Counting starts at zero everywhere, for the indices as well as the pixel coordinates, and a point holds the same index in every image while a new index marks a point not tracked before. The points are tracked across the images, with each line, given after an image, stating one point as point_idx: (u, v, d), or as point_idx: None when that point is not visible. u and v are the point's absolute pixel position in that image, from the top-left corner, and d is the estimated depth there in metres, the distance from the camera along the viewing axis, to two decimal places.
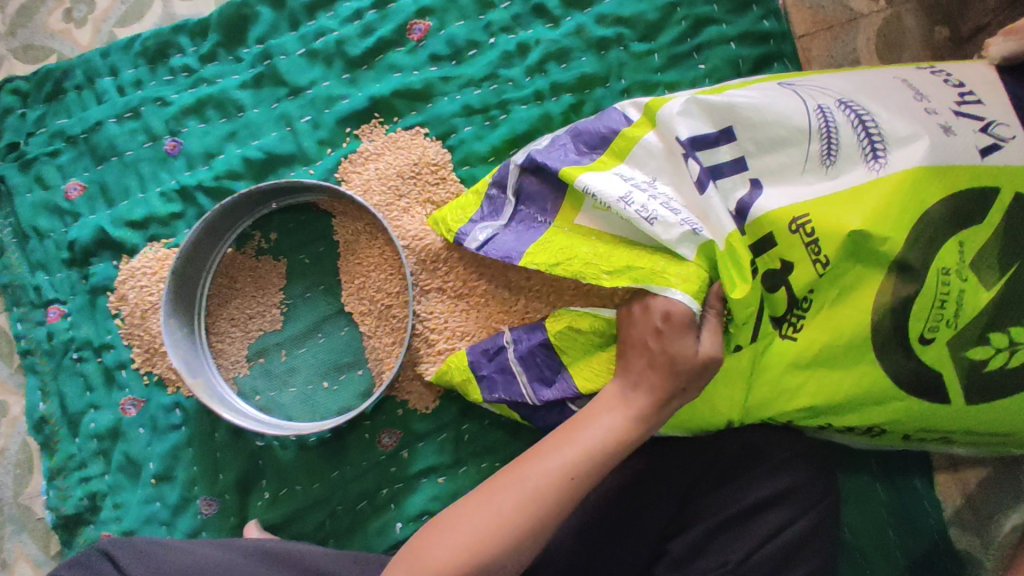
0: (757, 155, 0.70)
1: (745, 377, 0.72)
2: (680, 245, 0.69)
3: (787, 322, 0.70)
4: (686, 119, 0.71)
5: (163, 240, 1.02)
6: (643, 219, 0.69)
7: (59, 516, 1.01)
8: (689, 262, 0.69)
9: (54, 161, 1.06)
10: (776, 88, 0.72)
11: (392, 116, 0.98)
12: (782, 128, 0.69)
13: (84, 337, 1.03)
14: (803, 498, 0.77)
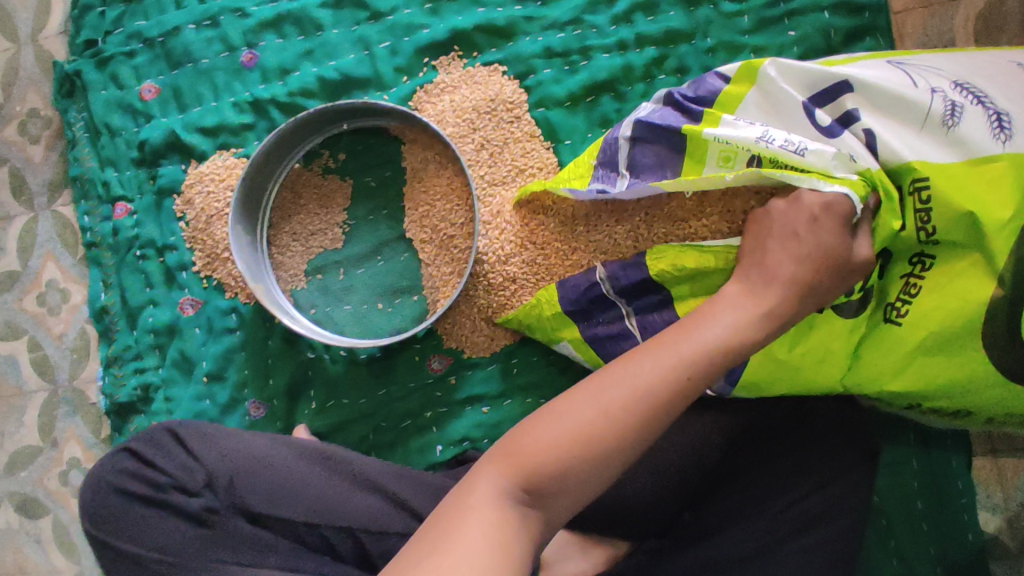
0: (871, 113, 0.70)
1: (846, 356, 0.74)
2: (837, 166, 0.69)
3: (891, 306, 0.72)
4: (794, 80, 0.74)
5: (233, 149, 1.03)
6: (791, 149, 0.70)
7: (113, 402, 1.06)
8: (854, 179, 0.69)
9: (130, 61, 1.06)
10: (885, 65, 0.72)
11: (471, 50, 0.98)
12: (896, 93, 0.69)
13: (149, 236, 1.05)
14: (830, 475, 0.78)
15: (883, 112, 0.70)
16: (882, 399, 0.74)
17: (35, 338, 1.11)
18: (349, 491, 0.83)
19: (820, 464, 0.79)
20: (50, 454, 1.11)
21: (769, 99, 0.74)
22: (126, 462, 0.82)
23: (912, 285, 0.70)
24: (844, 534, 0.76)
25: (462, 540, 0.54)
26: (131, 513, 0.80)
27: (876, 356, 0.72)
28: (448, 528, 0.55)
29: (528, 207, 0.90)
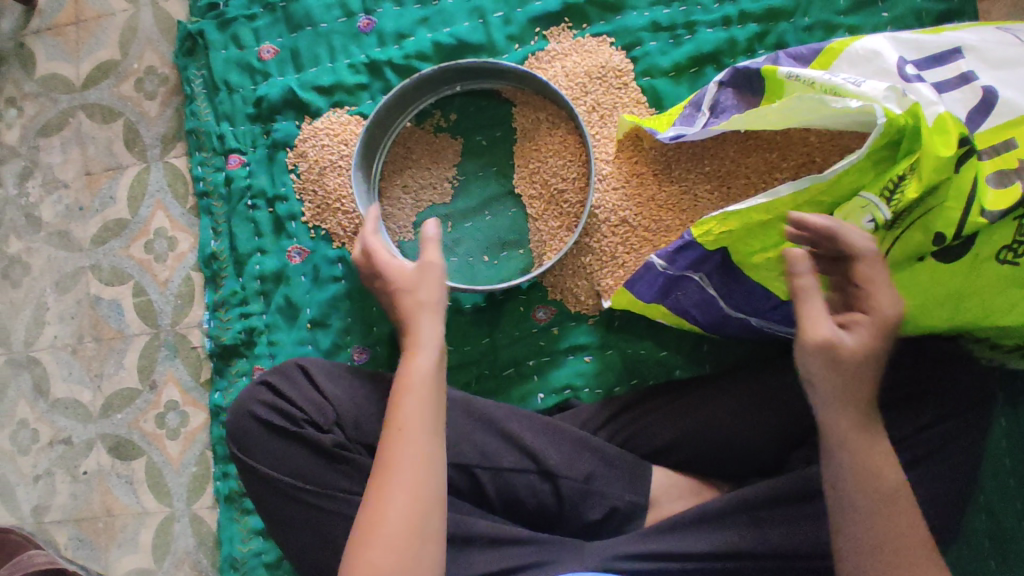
0: (988, 70, 0.70)
1: (952, 293, 0.73)
2: (884, 98, 0.68)
3: (1010, 248, 0.69)
4: (902, 42, 0.74)
5: (347, 107, 1.08)
6: (848, 82, 0.71)
7: (217, 345, 1.10)
8: (895, 115, 0.67)
9: (250, 23, 1.13)
10: (997, 31, 0.73)
11: (581, 23, 1.03)
12: (1015, 51, 0.69)
13: (260, 186, 1.10)
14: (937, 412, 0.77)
15: (1000, 68, 0.70)
16: (985, 332, 0.76)
17: (140, 284, 1.16)
18: (465, 427, 0.87)
19: (917, 404, 0.78)
20: (147, 397, 1.15)
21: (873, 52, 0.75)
22: (260, 393, 0.82)
23: None
24: (948, 468, 0.76)
25: (414, 457, 0.73)
26: (265, 441, 0.81)
27: (984, 296, 0.72)
28: (408, 445, 0.74)
29: (642, 162, 0.94)
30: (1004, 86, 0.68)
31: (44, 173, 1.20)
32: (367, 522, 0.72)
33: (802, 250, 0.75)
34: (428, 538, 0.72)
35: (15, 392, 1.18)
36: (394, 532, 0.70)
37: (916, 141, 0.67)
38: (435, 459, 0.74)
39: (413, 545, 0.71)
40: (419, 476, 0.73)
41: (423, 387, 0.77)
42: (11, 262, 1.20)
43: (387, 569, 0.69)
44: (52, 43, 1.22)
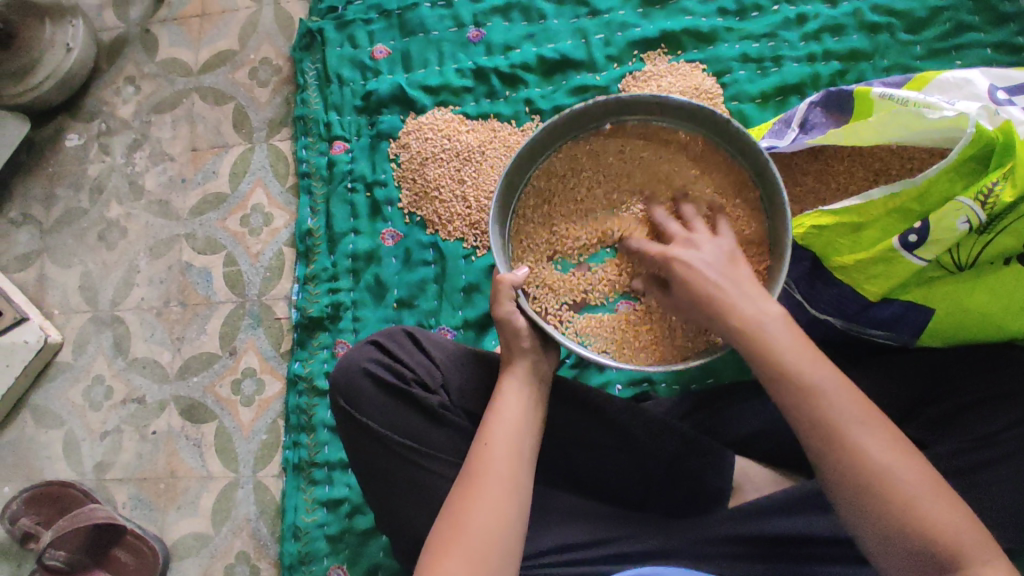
0: None
1: None
2: (978, 116, 0.71)
3: None
4: (994, 74, 0.79)
5: (451, 107, 1.17)
6: (943, 102, 0.75)
7: (304, 316, 1.14)
8: (988, 131, 0.70)
9: (367, 26, 1.23)
10: None
11: (676, 49, 1.11)
12: None
13: (361, 171, 1.17)
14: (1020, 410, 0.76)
15: None
16: None
17: (232, 255, 1.22)
18: (562, 404, 0.89)
19: (997, 407, 0.77)
20: (226, 362, 1.18)
21: (962, 82, 0.79)
22: (372, 353, 0.89)
23: None
24: None
25: (501, 436, 0.77)
26: (376, 397, 0.87)
27: None
28: (494, 460, 0.75)
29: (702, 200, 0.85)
30: None
31: (151, 146, 1.28)
32: (447, 526, 0.72)
33: (895, 254, 0.76)
34: (502, 549, 0.71)
35: (95, 348, 1.22)
36: (493, 488, 0.73)
37: (1009, 148, 0.69)
38: (518, 473, 0.75)
39: (491, 554, 0.70)
40: (502, 488, 0.74)
41: (509, 412, 0.78)
42: (109, 225, 1.26)
43: (488, 523, 0.71)
44: (175, 31, 1.32)
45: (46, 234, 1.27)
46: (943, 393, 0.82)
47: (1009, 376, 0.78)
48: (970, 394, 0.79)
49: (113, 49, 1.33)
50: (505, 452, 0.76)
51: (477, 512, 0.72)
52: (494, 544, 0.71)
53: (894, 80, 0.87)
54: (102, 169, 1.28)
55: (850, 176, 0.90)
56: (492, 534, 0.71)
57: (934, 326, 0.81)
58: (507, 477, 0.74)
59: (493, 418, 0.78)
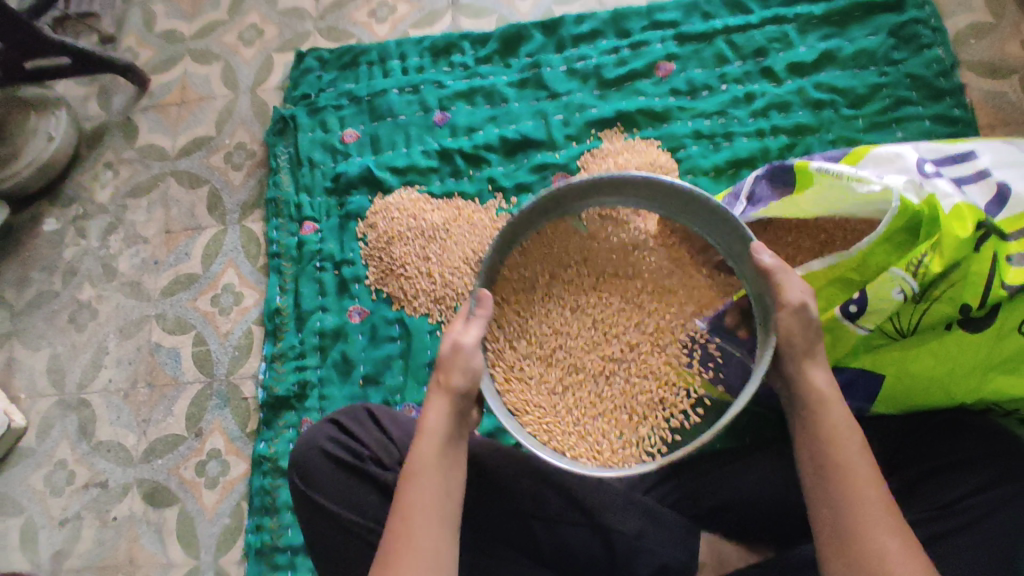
0: (1000, 169, 0.76)
1: (985, 366, 0.75)
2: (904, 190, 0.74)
3: None
4: (919, 145, 0.82)
5: (417, 187, 1.21)
6: (870, 176, 0.77)
7: (271, 395, 1.14)
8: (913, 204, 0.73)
9: (338, 112, 1.28)
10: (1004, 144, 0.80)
11: (632, 128, 1.16)
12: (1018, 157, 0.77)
13: (329, 250, 1.20)
14: (985, 474, 0.74)
15: (1006, 168, 0.76)
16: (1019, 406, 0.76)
17: (202, 334, 1.22)
18: (523, 477, 0.87)
19: (955, 474, 0.75)
20: (191, 444, 1.17)
21: (890, 153, 0.82)
22: (331, 431, 0.89)
23: None
24: (993, 539, 0.71)
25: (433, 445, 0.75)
26: (333, 476, 0.86)
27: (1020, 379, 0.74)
28: (412, 533, 0.71)
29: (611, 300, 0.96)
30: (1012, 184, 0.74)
31: (125, 229, 1.31)
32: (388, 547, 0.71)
33: (838, 323, 0.77)
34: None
35: (59, 432, 1.21)
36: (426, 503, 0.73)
37: (933, 221, 0.72)
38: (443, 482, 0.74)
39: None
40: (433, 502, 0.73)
41: (427, 475, 0.73)
42: (80, 307, 1.27)
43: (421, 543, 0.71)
44: (155, 119, 1.37)
45: (18, 316, 1.28)
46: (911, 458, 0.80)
47: (971, 442, 0.76)
48: (938, 459, 0.77)
49: (95, 136, 1.38)
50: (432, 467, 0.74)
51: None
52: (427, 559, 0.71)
53: (831, 155, 0.91)
54: (76, 252, 1.31)
55: (797, 247, 0.92)
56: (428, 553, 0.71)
57: (887, 393, 0.80)
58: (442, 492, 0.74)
59: (412, 471, 0.74)
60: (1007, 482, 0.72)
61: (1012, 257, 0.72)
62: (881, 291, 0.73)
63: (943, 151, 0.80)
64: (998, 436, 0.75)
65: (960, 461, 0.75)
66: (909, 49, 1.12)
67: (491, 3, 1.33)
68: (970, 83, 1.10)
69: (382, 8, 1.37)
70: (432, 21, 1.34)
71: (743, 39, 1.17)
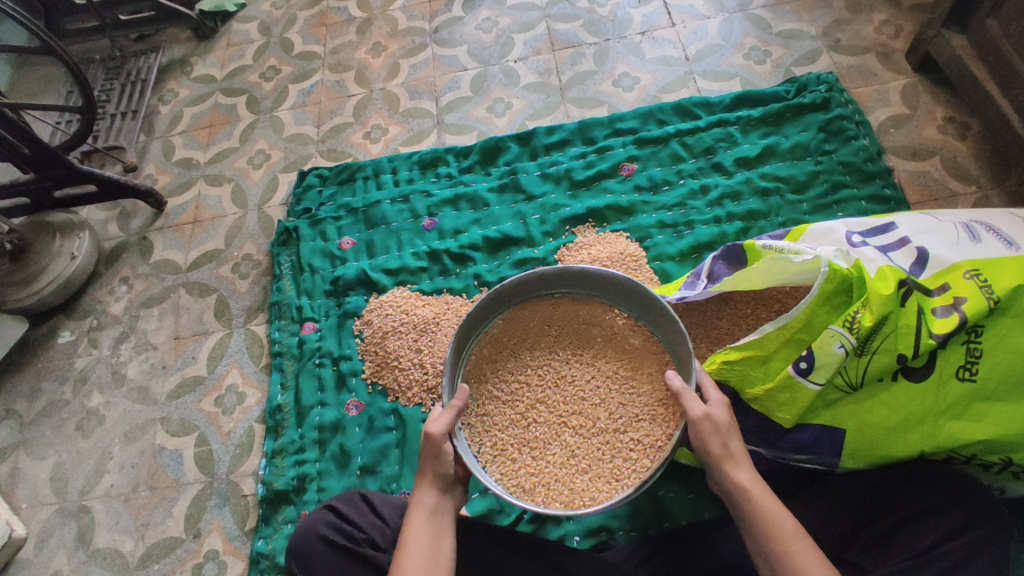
0: (918, 236, 0.86)
1: (936, 412, 0.80)
2: (834, 257, 0.83)
3: (963, 367, 0.79)
4: (846, 223, 0.92)
5: (409, 285, 1.31)
6: (805, 247, 0.87)
7: (269, 490, 1.16)
8: (843, 267, 0.82)
9: (336, 222, 1.41)
10: (920, 216, 0.90)
11: (602, 222, 1.28)
12: (933, 225, 0.87)
13: (328, 347, 1.27)
14: (959, 517, 0.76)
15: (924, 235, 0.86)
16: (976, 453, 0.80)
17: (204, 434, 1.27)
18: (519, 558, 0.89)
19: (927, 522, 0.78)
20: (189, 546, 1.18)
21: (823, 229, 0.92)
22: (326, 517, 0.91)
23: (975, 349, 0.78)
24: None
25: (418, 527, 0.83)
26: (330, 562, 0.88)
27: (972, 422, 0.79)
28: None
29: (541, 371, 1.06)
30: (930, 248, 0.84)
31: (137, 337, 1.39)
32: None
33: (793, 381, 0.83)
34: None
35: (57, 541, 1.22)
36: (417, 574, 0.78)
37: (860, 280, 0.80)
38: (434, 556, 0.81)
39: None
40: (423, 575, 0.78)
41: (417, 542, 0.81)
42: (88, 414, 1.32)
43: None
44: (170, 237, 1.50)
45: (27, 426, 1.33)
46: (888, 510, 0.82)
47: (940, 489, 0.79)
48: (909, 509, 0.80)
49: (113, 254, 1.50)
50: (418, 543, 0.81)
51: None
52: None
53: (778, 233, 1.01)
54: (88, 361, 1.38)
55: (757, 318, 1.00)
56: None
57: (852, 447, 0.84)
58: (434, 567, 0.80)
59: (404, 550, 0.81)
60: (978, 523, 0.75)
61: (938, 308, 0.79)
62: (828, 346, 0.80)
63: (868, 227, 0.91)
64: (961, 483, 0.79)
65: (930, 506, 0.79)
66: (839, 141, 1.26)
67: (471, 122, 1.50)
68: (896, 165, 1.25)
69: (375, 130, 1.54)
70: (420, 140, 1.50)
71: (694, 141, 1.31)
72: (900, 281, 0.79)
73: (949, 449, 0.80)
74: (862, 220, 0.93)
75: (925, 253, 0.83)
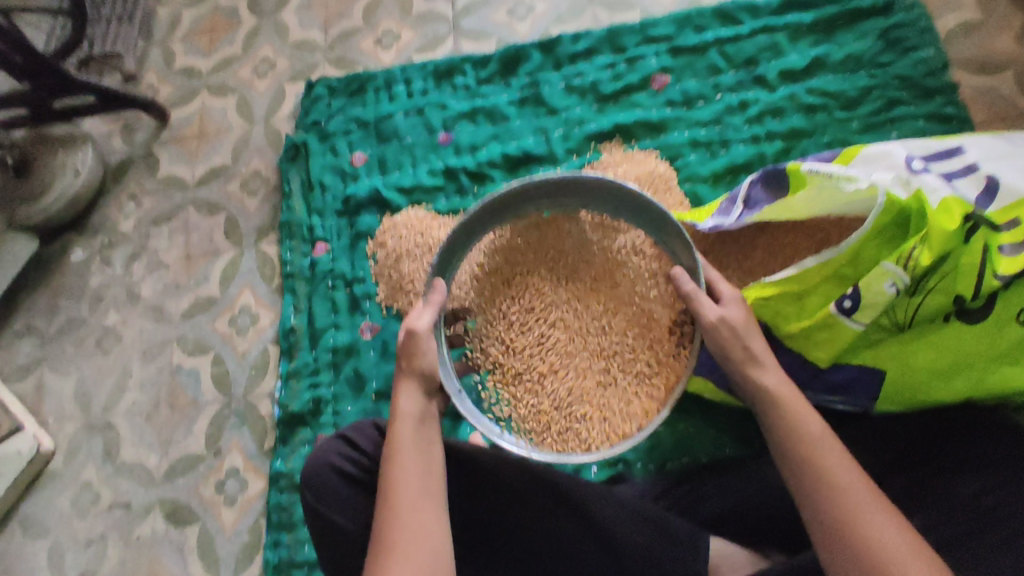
0: (988, 161, 0.77)
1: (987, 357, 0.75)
2: (891, 184, 0.76)
3: None
4: (906, 144, 0.83)
5: (424, 205, 1.24)
6: (858, 172, 0.79)
7: (285, 412, 1.16)
8: (902, 199, 0.76)
9: (347, 137, 1.33)
10: (993, 139, 0.81)
11: (630, 139, 1.18)
12: (1007, 150, 0.78)
13: (341, 269, 1.23)
14: (997, 470, 0.73)
15: (995, 160, 0.77)
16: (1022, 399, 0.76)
17: (220, 354, 1.26)
18: (532, 493, 0.88)
19: (962, 473, 0.74)
20: (210, 463, 1.20)
21: (879, 152, 0.83)
22: (339, 446, 0.91)
23: None
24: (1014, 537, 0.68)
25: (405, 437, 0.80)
26: (341, 491, 0.88)
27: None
28: (398, 508, 0.75)
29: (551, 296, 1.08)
30: (1001, 174, 0.75)
31: (148, 256, 1.36)
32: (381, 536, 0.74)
33: (834, 318, 0.78)
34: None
35: (85, 455, 1.25)
36: (412, 488, 0.76)
37: (921, 212, 0.74)
38: (424, 465, 0.79)
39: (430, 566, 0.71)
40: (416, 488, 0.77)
41: (404, 455, 0.78)
42: (105, 332, 1.32)
43: (416, 527, 0.74)
44: (175, 151, 1.44)
45: (47, 343, 1.33)
46: (916, 460, 0.79)
47: (978, 440, 0.76)
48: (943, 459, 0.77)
49: (119, 170, 1.44)
50: (408, 455, 0.79)
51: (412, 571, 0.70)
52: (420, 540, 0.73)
53: (826, 156, 0.93)
54: (102, 280, 1.36)
55: (796, 249, 0.94)
56: (425, 536, 0.73)
57: (888, 390, 0.81)
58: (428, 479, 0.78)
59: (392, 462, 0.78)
60: (1017, 476, 0.72)
61: None
62: (877, 284, 0.74)
63: (932, 150, 0.82)
64: (1001, 435, 0.76)
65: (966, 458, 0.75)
66: (898, 52, 1.13)
67: (490, 26, 1.38)
68: (962, 81, 1.12)
69: (387, 36, 1.43)
70: (435, 47, 1.39)
71: (736, 49, 1.19)
72: (965, 215, 0.72)
73: (995, 396, 0.76)
74: (926, 140, 0.84)
75: (996, 179, 0.75)
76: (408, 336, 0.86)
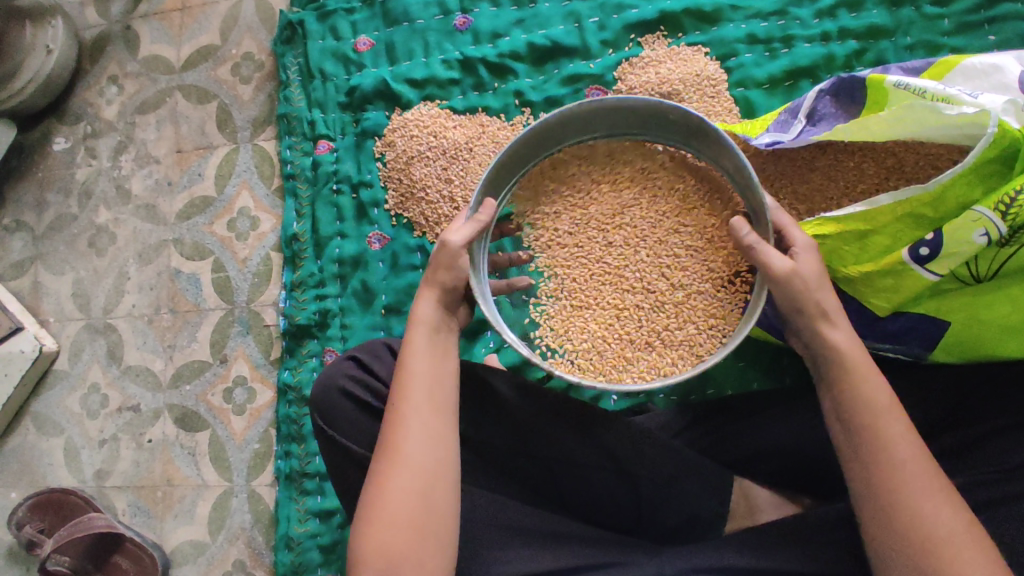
0: None
1: None
2: (1003, 113, 0.67)
3: None
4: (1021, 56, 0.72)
5: (437, 101, 1.10)
6: (964, 94, 0.69)
7: (291, 324, 1.11)
8: (1012, 128, 0.67)
9: (349, 16, 1.16)
10: None
11: (676, 31, 1.03)
12: None
13: (346, 171, 1.13)
14: None
15: None
16: None
17: (220, 260, 1.19)
18: (550, 421, 0.84)
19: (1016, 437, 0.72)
20: (217, 370, 1.17)
21: (986, 66, 0.73)
22: (349, 369, 0.85)
23: None
24: None
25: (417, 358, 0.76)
26: (354, 417, 0.84)
27: None
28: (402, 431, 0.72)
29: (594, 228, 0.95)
30: None
31: (137, 148, 1.25)
32: (386, 457, 0.72)
33: (905, 266, 0.74)
34: (434, 525, 0.70)
35: (89, 356, 1.22)
36: (420, 410, 0.73)
37: None
38: (437, 389, 0.75)
39: (428, 492, 0.71)
40: (426, 414, 0.73)
41: (420, 380, 0.75)
42: (99, 230, 1.24)
43: (418, 451, 0.72)
44: (157, 27, 1.28)
45: (39, 239, 1.26)
46: (966, 420, 0.77)
47: None
48: (997, 420, 0.74)
49: (96, 47, 1.29)
50: (417, 377, 0.75)
51: (395, 511, 0.70)
52: (418, 464, 0.72)
53: (912, 63, 0.79)
54: (90, 173, 1.26)
55: (859, 173, 0.86)
56: (430, 460, 0.72)
57: (950, 340, 0.79)
58: (437, 402, 0.75)
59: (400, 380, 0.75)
60: None
61: None
62: (965, 233, 0.70)
63: None
64: None
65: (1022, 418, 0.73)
66: None
67: None
68: None
69: None
70: None
71: None
72: None
73: None
74: None
75: None
76: (441, 248, 0.78)
